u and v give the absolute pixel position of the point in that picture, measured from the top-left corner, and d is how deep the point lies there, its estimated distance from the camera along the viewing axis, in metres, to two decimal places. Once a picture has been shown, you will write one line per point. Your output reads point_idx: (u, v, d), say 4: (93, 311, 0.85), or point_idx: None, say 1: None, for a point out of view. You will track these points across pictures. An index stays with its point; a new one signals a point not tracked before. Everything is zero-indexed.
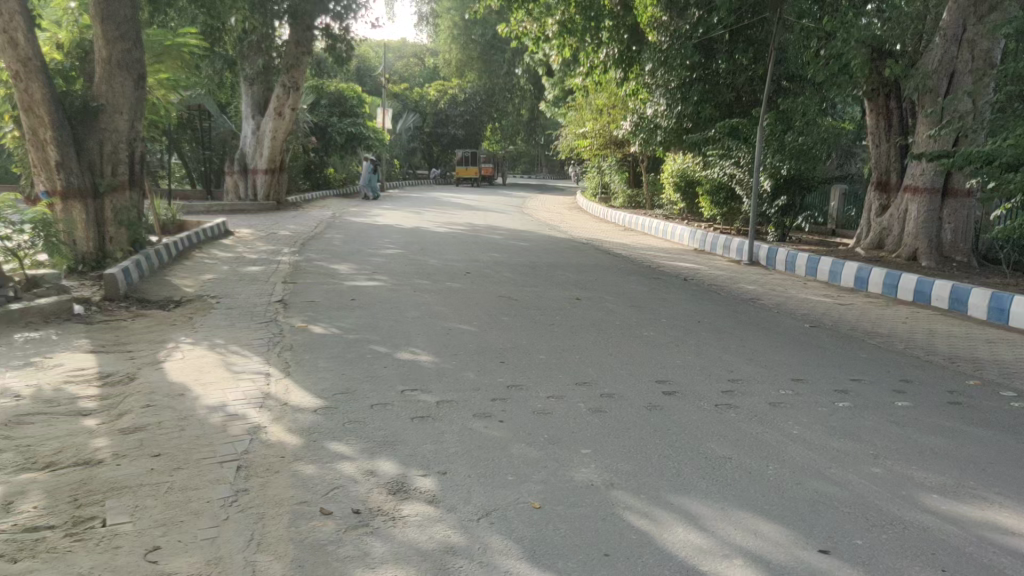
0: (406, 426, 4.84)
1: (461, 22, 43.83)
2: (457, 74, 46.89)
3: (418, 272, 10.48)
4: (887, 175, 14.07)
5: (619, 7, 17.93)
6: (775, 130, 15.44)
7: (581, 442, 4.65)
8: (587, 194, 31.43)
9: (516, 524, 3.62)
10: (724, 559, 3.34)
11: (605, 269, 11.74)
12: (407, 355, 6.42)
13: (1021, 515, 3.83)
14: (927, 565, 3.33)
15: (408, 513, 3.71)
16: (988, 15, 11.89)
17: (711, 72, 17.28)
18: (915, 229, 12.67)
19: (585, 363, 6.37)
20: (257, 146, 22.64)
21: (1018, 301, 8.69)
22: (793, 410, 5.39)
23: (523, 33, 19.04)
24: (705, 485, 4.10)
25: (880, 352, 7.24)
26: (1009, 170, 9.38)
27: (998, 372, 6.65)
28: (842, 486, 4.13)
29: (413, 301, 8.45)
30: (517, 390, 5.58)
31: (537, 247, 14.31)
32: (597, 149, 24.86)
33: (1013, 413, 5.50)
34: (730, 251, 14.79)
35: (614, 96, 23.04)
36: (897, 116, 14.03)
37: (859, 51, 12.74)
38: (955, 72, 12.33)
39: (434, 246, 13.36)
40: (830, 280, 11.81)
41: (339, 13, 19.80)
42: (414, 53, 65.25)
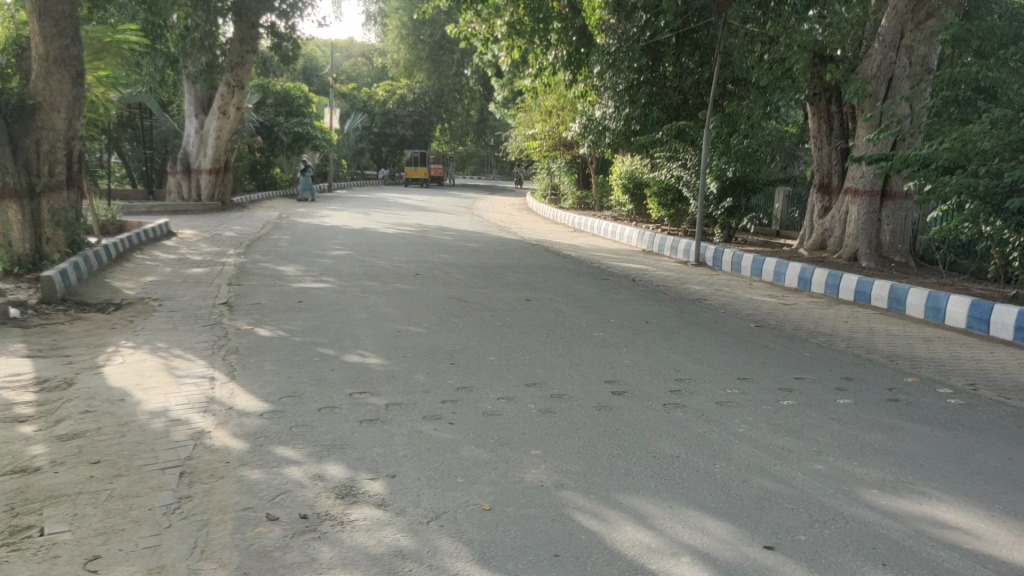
0: (354, 429, 4.79)
1: (410, 22, 43.71)
2: (406, 74, 46.71)
3: (366, 273, 10.42)
4: (829, 177, 14.37)
5: (567, 9, 18.10)
6: (721, 133, 15.74)
7: (531, 443, 4.66)
8: (536, 196, 31.52)
9: (465, 526, 3.60)
10: (671, 558, 3.37)
11: (554, 270, 11.81)
12: (355, 357, 6.35)
13: (957, 508, 3.94)
14: (868, 559, 3.40)
15: (357, 517, 3.67)
16: (925, 22, 12.26)
17: (658, 74, 17.44)
18: (856, 230, 12.98)
19: (535, 364, 6.37)
20: (201, 146, 22.20)
21: (953, 300, 8.96)
22: (739, 408, 5.47)
23: (472, 35, 18.99)
24: (654, 484, 4.13)
25: (823, 350, 7.40)
26: (946, 173, 9.68)
27: (935, 370, 6.84)
28: (786, 483, 4.20)
29: (361, 303, 8.39)
30: (466, 392, 5.56)
31: (486, 248, 14.29)
32: (547, 150, 25.01)
33: (950, 410, 5.66)
34: (678, 252, 14.97)
35: (563, 97, 23.28)
36: (839, 120, 14.32)
37: (801, 56, 13.12)
38: (893, 77, 12.60)
39: (383, 247, 13.30)
40: (775, 280, 12.02)
41: (285, 11, 19.78)
42: (362, 53, 64.83)
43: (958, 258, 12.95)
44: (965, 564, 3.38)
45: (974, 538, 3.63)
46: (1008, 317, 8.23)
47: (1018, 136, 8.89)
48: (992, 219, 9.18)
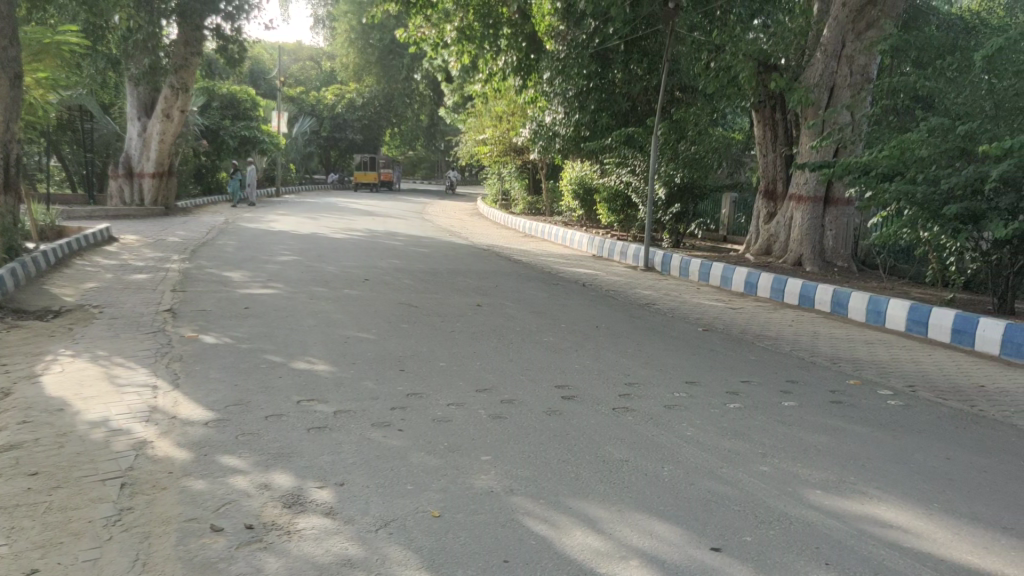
0: (302, 437, 4.73)
1: (359, 26, 43.36)
2: (355, 78, 46.36)
3: (315, 279, 10.30)
4: (774, 184, 14.64)
5: (517, 15, 18.03)
6: (669, 139, 16.01)
7: (481, 449, 4.65)
8: (487, 201, 31.52)
9: (414, 534, 3.58)
10: (620, 561, 3.40)
11: (504, 275, 11.81)
12: (303, 364, 6.28)
13: (898, 508, 4.04)
14: (812, 559, 3.46)
15: (304, 526, 3.62)
16: (865, 32, 12.54)
17: (607, 81, 17.78)
18: (800, 236, 13.25)
19: (486, 369, 6.37)
20: (143, 149, 21.70)
21: (893, 303, 9.18)
22: (687, 411, 5.55)
23: (422, 39, 19.12)
24: (602, 488, 4.15)
25: (768, 353, 7.53)
26: (885, 180, 9.94)
27: (876, 372, 7.02)
28: (733, 485, 4.25)
29: (310, 309, 8.29)
30: (416, 398, 5.54)
31: (437, 253, 14.24)
32: (497, 156, 25.04)
33: (891, 411, 5.81)
34: (627, 257, 15.10)
35: (513, 103, 23.37)
36: (782, 128, 14.60)
37: (746, 64, 13.30)
38: (834, 86, 12.90)
39: (332, 252, 13.17)
40: (722, 284, 12.19)
41: (231, 14, 19.78)
42: (309, 57, 64.16)
43: (898, 262, 13.30)
44: (905, 563, 3.46)
45: (915, 537, 3.71)
46: (945, 320, 8.47)
47: (954, 144, 9.27)
48: (930, 224, 9.43)
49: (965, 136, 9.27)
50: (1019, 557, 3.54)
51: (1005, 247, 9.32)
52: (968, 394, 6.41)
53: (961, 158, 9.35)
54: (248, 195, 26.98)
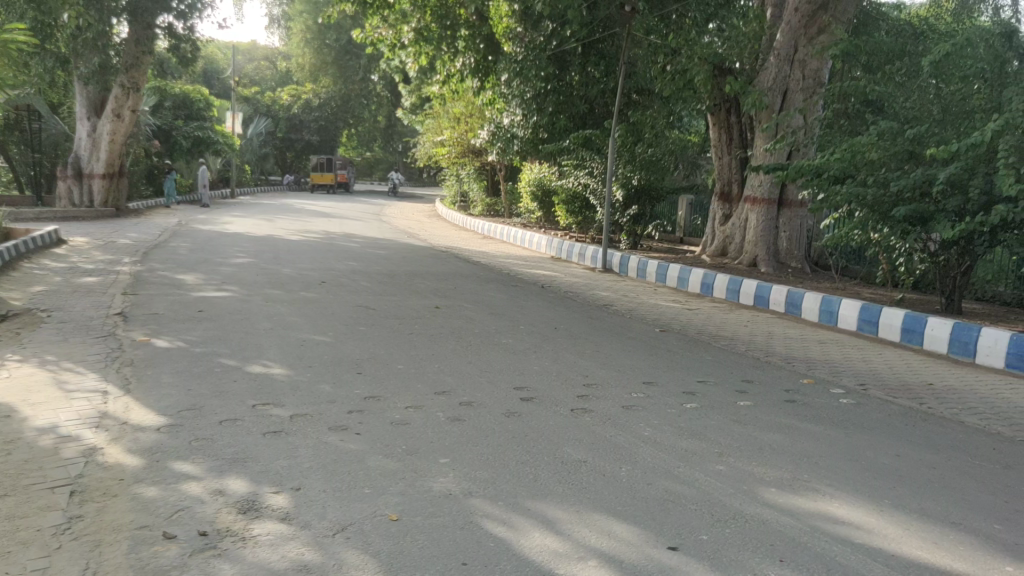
0: (258, 442, 4.66)
1: (315, 26, 42.78)
2: (311, 79, 45.86)
3: (271, 281, 10.18)
4: (729, 186, 14.83)
5: (475, 16, 18.05)
6: (626, 142, 16.00)
7: (439, 452, 4.63)
8: (446, 203, 31.45)
9: (372, 538, 3.55)
10: (579, 562, 3.40)
11: (463, 277, 11.78)
12: (259, 368, 6.20)
13: (849, 504, 4.11)
14: (766, 556, 3.51)
15: (259, 532, 3.57)
16: (816, 37, 12.77)
17: (565, 83, 17.84)
18: (755, 237, 13.45)
19: (444, 372, 6.35)
20: (93, 149, 21.24)
21: (845, 304, 9.35)
22: (645, 411, 5.59)
23: (379, 39, 18.99)
24: (562, 490, 4.16)
25: (724, 354, 7.62)
26: (836, 182, 10.10)
27: (828, 371, 7.14)
28: (690, 485, 4.29)
29: (266, 312, 8.18)
30: (373, 402, 5.50)
31: (395, 255, 14.16)
32: (455, 157, 25.05)
33: (843, 409, 5.91)
34: (585, 259, 15.18)
35: (471, 104, 23.36)
36: (738, 130, 14.74)
37: (702, 68, 13.55)
38: (787, 90, 13.08)
39: (288, 254, 13.02)
40: (679, 286, 12.31)
41: (183, 12, 19.56)
42: (264, 57, 63.33)
43: (850, 263, 13.56)
44: (857, 558, 3.52)
45: (866, 533, 3.78)
46: (895, 320, 8.66)
47: (903, 147, 9.46)
48: (881, 225, 9.63)
49: (913, 139, 9.51)
50: (966, 552, 3.63)
51: (952, 248, 9.57)
52: (917, 391, 6.55)
53: (910, 161, 9.58)
54: (201, 197, 26.55)
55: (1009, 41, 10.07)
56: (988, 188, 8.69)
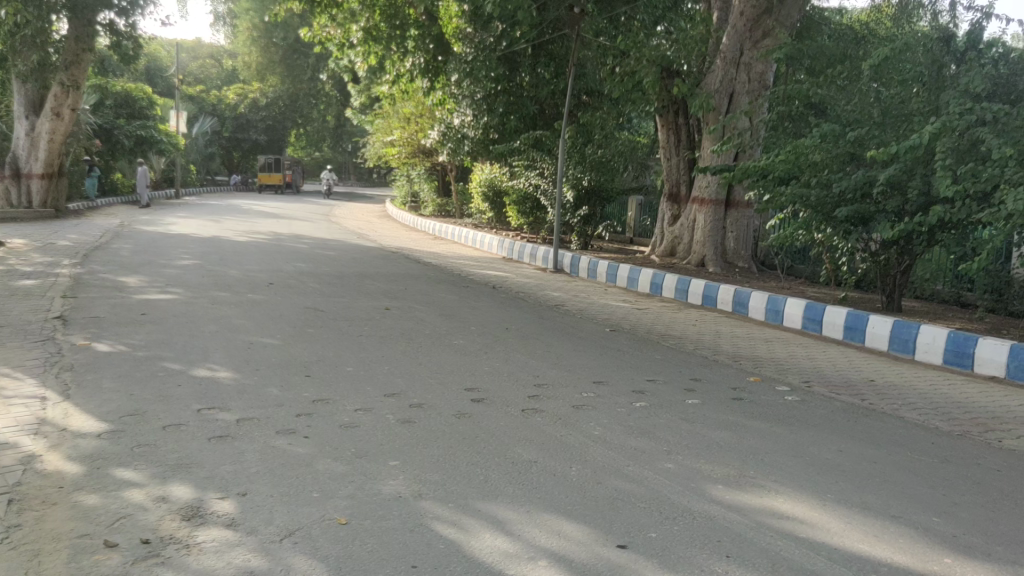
0: (203, 447, 4.59)
1: (260, 24, 41.82)
2: (258, 77, 45.06)
3: (216, 284, 10.00)
4: (678, 187, 15.00)
5: (424, 16, 17.88)
6: (577, 143, 16.24)
7: (389, 454, 4.60)
8: (397, 203, 31.25)
9: (320, 542, 3.51)
10: (529, 562, 3.41)
11: (412, 278, 11.71)
12: (204, 371, 6.10)
13: (794, 500, 4.19)
14: (713, 552, 3.56)
15: (203, 539, 3.51)
16: (762, 41, 13.01)
17: (515, 84, 17.90)
18: (703, 238, 13.63)
19: (394, 374, 6.30)
20: (31, 149, 20.65)
21: (790, 303, 9.53)
22: (594, 411, 5.63)
23: (328, 38, 18.99)
24: (512, 490, 4.17)
25: (672, 352, 7.70)
26: (781, 184, 10.28)
27: (773, 368, 7.26)
28: (638, 483, 4.34)
29: (211, 315, 8.05)
30: (322, 405, 5.44)
31: (344, 256, 14.02)
32: (405, 158, 24.89)
33: (788, 407, 6.01)
34: (537, 259, 15.20)
35: (421, 104, 23.34)
36: (685, 132, 14.92)
37: (650, 69, 13.66)
38: (733, 92, 13.27)
39: (234, 256, 12.82)
40: (629, 285, 12.41)
41: (124, 9, 19.19)
42: (209, 54, 62.01)
43: (795, 262, 13.83)
44: (801, 553, 3.59)
45: (811, 529, 3.85)
46: (838, 318, 8.85)
47: (845, 149, 9.66)
48: (825, 225, 9.85)
49: (854, 142, 9.72)
50: (905, 544, 3.72)
51: (892, 247, 9.84)
52: (860, 388, 6.71)
53: (851, 163, 9.78)
54: (139, 197, 25.97)
55: (945, 45, 10.36)
56: (925, 189, 8.96)
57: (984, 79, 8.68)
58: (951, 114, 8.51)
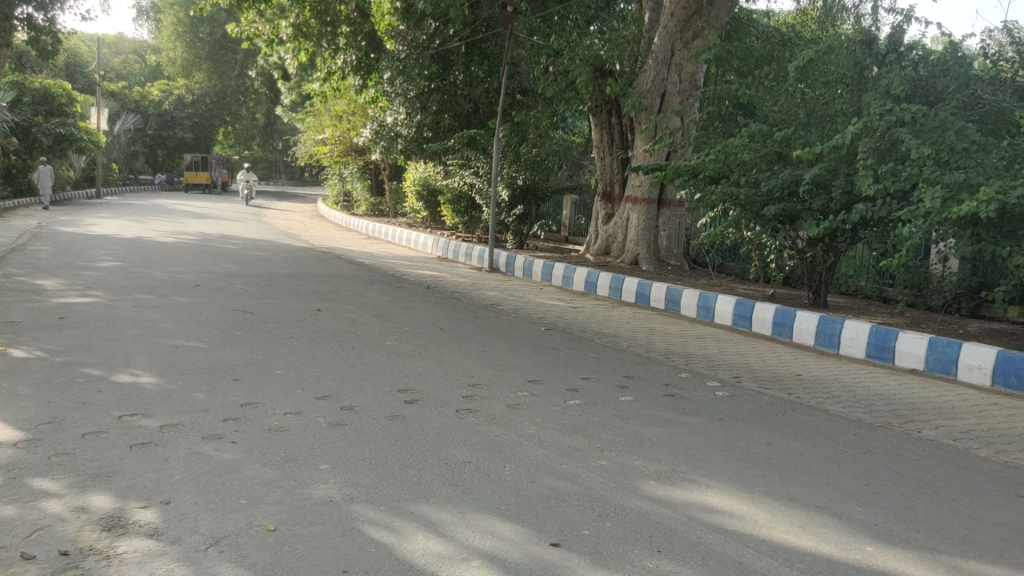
0: (124, 454, 4.44)
1: (186, 18, 41.27)
2: (183, 74, 44.21)
3: (140, 286, 9.70)
4: (611, 186, 15.10)
5: (356, 13, 17.83)
6: (512, 142, 16.23)
7: (319, 458, 4.52)
8: (328, 202, 30.94)
9: (247, 550, 3.42)
10: (461, 562, 3.38)
11: (345, 278, 11.58)
12: (126, 377, 5.91)
13: (724, 494, 4.24)
14: (645, 547, 3.58)
15: (125, 549, 3.39)
16: (692, 42, 13.17)
17: (449, 82, 17.75)
18: (637, 237, 13.79)
19: (325, 376, 6.19)
20: None
21: (721, 299, 9.70)
22: (528, 410, 5.62)
23: (255, 35, 18.11)
24: (445, 492, 4.13)
25: (606, 351, 7.75)
26: (712, 182, 10.44)
27: (704, 364, 7.37)
28: (572, 480, 4.35)
29: (134, 318, 7.81)
30: (250, 408, 5.32)
31: (275, 256, 13.78)
32: (338, 156, 24.60)
33: (718, 402, 6.11)
34: (472, 258, 15.17)
35: (353, 102, 23.05)
36: (618, 131, 15.02)
37: (584, 69, 13.74)
38: (665, 92, 13.44)
39: (158, 257, 12.46)
40: (564, 284, 12.48)
41: (42, 3, 18.54)
42: (131, 49, 60.52)
43: (725, 260, 14.09)
44: (730, 545, 3.64)
45: (741, 522, 3.89)
46: (767, 314, 9.03)
47: (772, 148, 9.86)
48: (753, 224, 10.05)
49: (781, 141, 9.92)
50: (831, 534, 3.80)
51: (818, 245, 10.08)
52: (788, 382, 6.84)
53: (778, 162, 9.98)
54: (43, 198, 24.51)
55: (868, 49, 10.65)
56: (849, 188, 9.20)
57: (902, 81, 8.96)
58: (873, 114, 8.74)
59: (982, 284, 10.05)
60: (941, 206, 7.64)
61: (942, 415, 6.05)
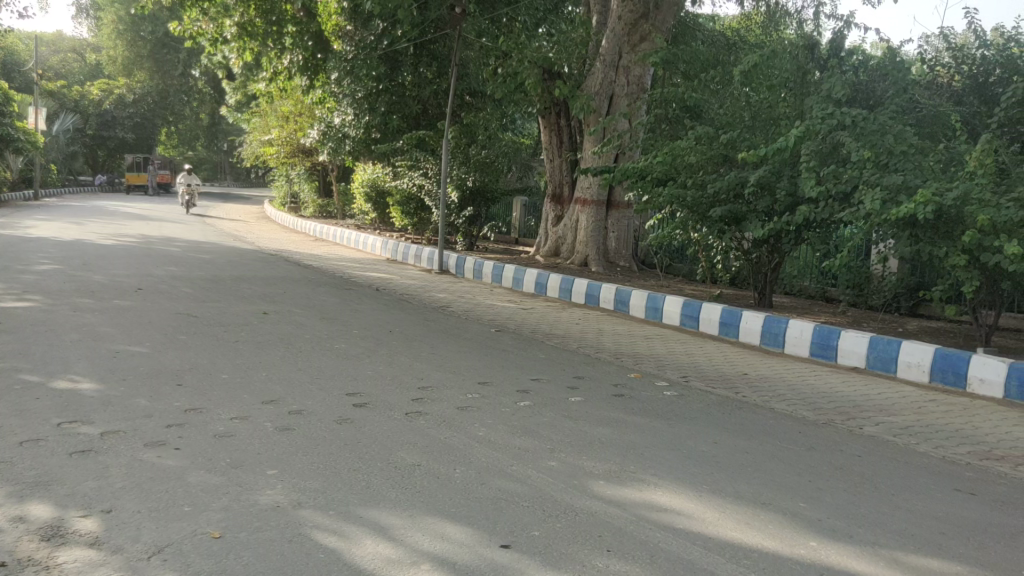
0: (63, 463, 4.31)
1: (127, 16, 40.36)
2: (124, 73, 43.22)
3: (80, 290, 9.45)
4: (561, 188, 15.16)
5: (302, 12, 17.49)
6: (461, 143, 16.22)
7: (266, 463, 4.45)
8: (275, 204, 30.56)
9: (191, 558, 3.35)
10: (411, 566, 3.36)
11: (292, 281, 11.42)
12: (65, 383, 5.74)
13: (672, 492, 4.28)
14: (595, 547, 3.59)
15: (64, 559, 3.29)
16: (639, 45, 13.29)
17: (397, 83, 17.89)
18: (586, 238, 13.87)
19: (272, 381, 6.10)
20: None
21: (669, 299, 9.81)
22: (479, 412, 5.61)
23: (198, 34, 17.92)
24: (395, 495, 4.09)
25: (556, 352, 7.78)
26: (659, 184, 10.54)
27: (653, 365, 7.44)
28: (522, 481, 4.35)
29: (74, 323, 7.60)
30: (195, 414, 5.22)
31: (221, 259, 13.54)
32: (284, 158, 24.22)
33: (667, 401, 6.16)
34: (422, 260, 15.11)
35: (300, 103, 22.85)
36: (567, 133, 15.04)
37: (532, 71, 13.83)
38: (613, 95, 13.59)
39: (99, 260, 12.16)
40: (514, 286, 12.49)
41: None
42: (70, 48, 58.97)
43: (673, 261, 14.24)
44: (678, 543, 3.68)
45: (691, 521, 3.93)
46: (713, 314, 9.16)
47: (718, 151, 9.98)
48: (699, 225, 10.18)
49: (727, 144, 10.06)
50: (776, 530, 3.86)
51: (763, 246, 10.26)
52: (734, 382, 6.94)
53: (724, 164, 10.12)
54: None
55: (810, 54, 10.87)
56: (793, 190, 9.39)
57: (844, 85, 9.15)
58: (815, 117, 8.91)
59: (920, 284, 10.33)
60: (881, 208, 7.83)
61: (883, 411, 6.20)
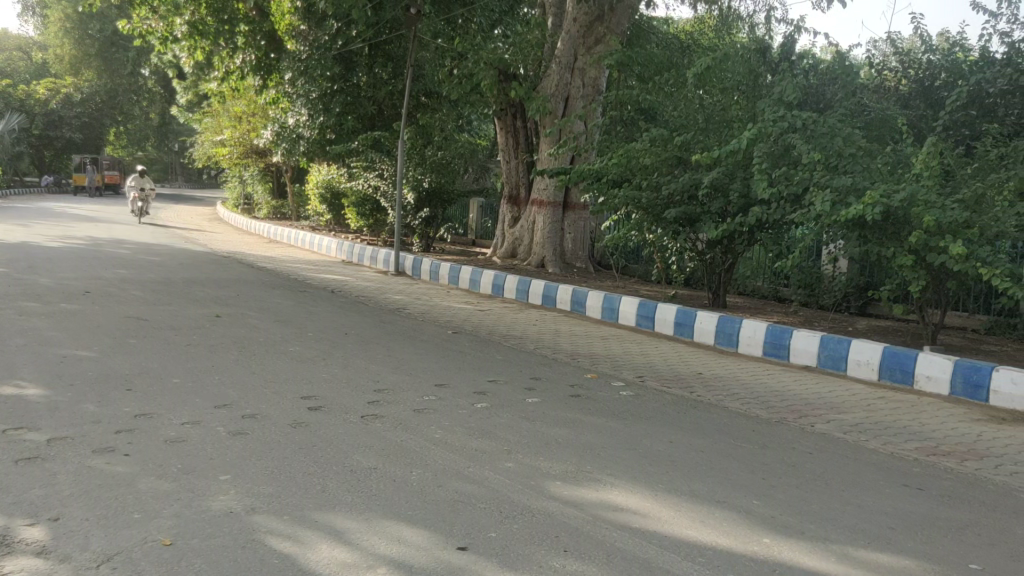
0: (8, 470, 4.19)
1: (75, 15, 39.39)
2: (71, 71, 42.18)
3: (25, 293, 9.21)
4: (517, 190, 15.17)
5: (254, 12, 17.34)
6: (416, 144, 16.14)
7: (220, 469, 4.38)
8: (229, 205, 30.14)
9: (142, 566, 3.29)
10: (367, 570, 3.33)
11: (246, 284, 11.27)
12: (9, 389, 5.59)
13: (628, 492, 4.31)
14: (553, 548, 3.60)
15: (9, 569, 3.21)
16: (594, 47, 13.37)
17: (352, 84, 17.82)
18: (543, 239, 13.90)
19: (226, 385, 6.00)
20: None
21: (625, 300, 9.88)
22: (435, 414, 5.59)
23: (148, 32, 17.37)
24: (351, 499, 4.06)
25: (513, 353, 7.78)
26: (614, 186, 10.60)
27: (609, 365, 7.49)
28: (479, 483, 4.34)
29: (18, 327, 7.39)
30: (145, 419, 5.12)
31: (173, 261, 13.30)
32: (237, 159, 23.89)
33: (623, 401, 6.20)
34: (378, 261, 15.01)
35: (253, 102, 22.59)
36: (523, 135, 15.04)
37: (488, 73, 13.85)
38: (568, 96, 13.63)
39: (46, 263, 11.87)
40: (471, 287, 12.48)
41: None
42: (16, 45, 57.42)
43: (629, 262, 14.34)
44: (634, 542, 3.70)
45: (648, 520, 3.96)
46: (668, 315, 9.24)
47: (672, 152, 10.06)
48: (654, 226, 10.26)
49: (681, 146, 10.14)
50: (731, 528, 3.90)
51: (717, 247, 10.38)
52: (689, 381, 7.02)
53: (678, 166, 10.20)
54: None
55: (761, 56, 11.00)
56: (745, 191, 9.52)
57: (795, 88, 9.27)
58: (767, 120, 9.02)
59: (869, 283, 10.54)
60: (831, 209, 7.97)
61: (834, 409, 6.31)
